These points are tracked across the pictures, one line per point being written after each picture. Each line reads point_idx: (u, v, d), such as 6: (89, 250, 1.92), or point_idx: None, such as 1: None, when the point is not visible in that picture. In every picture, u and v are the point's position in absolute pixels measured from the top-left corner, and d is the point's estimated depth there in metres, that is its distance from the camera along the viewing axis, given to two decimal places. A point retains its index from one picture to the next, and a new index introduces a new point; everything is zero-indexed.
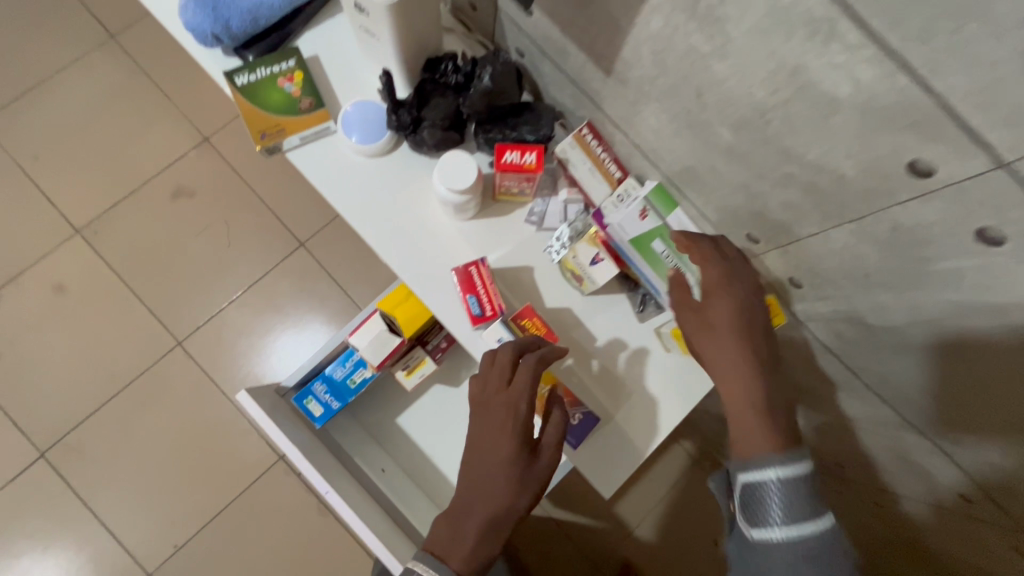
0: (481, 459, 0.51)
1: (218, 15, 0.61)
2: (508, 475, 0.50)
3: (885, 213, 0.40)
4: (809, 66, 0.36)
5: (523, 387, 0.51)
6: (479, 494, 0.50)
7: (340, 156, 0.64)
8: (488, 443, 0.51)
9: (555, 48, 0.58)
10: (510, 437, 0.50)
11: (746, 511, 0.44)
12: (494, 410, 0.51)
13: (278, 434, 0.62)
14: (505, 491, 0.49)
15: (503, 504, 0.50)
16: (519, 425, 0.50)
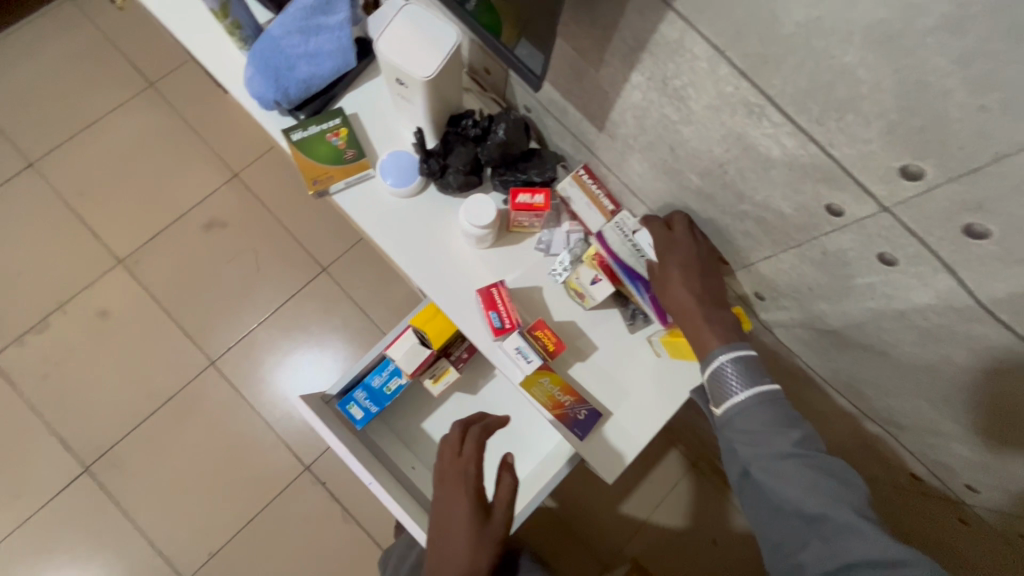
0: (447, 528, 0.64)
1: (279, 85, 0.74)
2: (467, 529, 0.63)
3: (816, 241, 0.52)
4: (749, 134, 0.48)
5: (470, 454, 0.67)
6: (449, 561, 0.62)
7: (379, 197, 0.77)
8: (450, 514, 0.65)
9: (557, 107, 0.71)
10: (463, 501, 0.65)
11: (713, 390, 0.62)
12: (451, 481, 0.67)
13: (328, 433, 0.74)
14: (465, 550, 0.62)
15: (465, 557, 0.62)
16: (469, 486, 0.66)
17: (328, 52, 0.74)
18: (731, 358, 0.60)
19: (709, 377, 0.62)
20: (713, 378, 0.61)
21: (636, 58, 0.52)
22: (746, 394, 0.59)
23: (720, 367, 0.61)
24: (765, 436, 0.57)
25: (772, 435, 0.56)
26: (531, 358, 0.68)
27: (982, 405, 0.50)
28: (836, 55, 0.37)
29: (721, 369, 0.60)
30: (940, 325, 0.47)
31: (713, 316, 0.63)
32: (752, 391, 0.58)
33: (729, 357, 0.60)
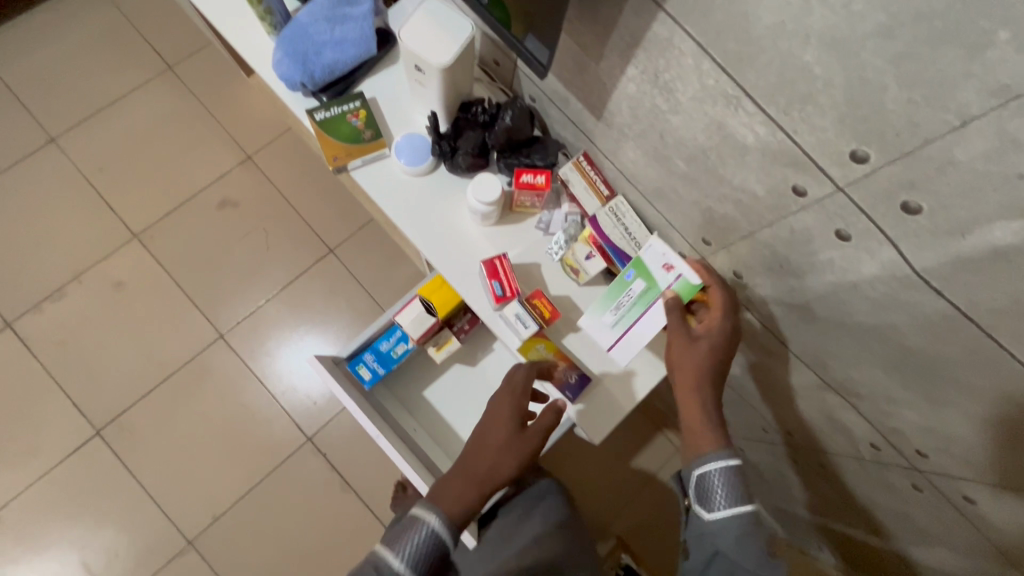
0: (486, 433, 0.73)
1: (306, 68, 0.80)
2: (502, 443, 0.71)
3: (784, 221, 0.59)
4: (728, 123, 0.55)
5: (521, 382, 0.74)
6: (476, 457, 0.71)
7: (393, 176, 0.83)
8: (492, 422, 0.73)
9: (560, 97, 0.78)
10: (508, 413, 0.73)
11: (697, 486, 0.66)
12: (502, 396, 0.74)
13: (339, 390, 0.81)
14: (494, 456, 0.71)
15: (493, 465, 0.70)
16: (520, 405, 0.73)
17: (352, 40, 0.81)
18: (725, 471, 0.65)
19: (697, 477, 0.66)
20: (697, 477, 0.66)
21: (632, 53, 0.59)
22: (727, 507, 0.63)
23: (708, 472, 0.65)
24: (725, 521, 0.63)
25: (734, 521, 0.63)
26: (528, 324, 0.75)
27: (924, 368, 0.57)
28: (797, 54, 0.44)
29: (708, 476, 0.65)
30: (888, 294, 0.54)
31: (709, 394, 0.69)
32: (731, 499, 0.64)
33: (722, 467, 0.65)
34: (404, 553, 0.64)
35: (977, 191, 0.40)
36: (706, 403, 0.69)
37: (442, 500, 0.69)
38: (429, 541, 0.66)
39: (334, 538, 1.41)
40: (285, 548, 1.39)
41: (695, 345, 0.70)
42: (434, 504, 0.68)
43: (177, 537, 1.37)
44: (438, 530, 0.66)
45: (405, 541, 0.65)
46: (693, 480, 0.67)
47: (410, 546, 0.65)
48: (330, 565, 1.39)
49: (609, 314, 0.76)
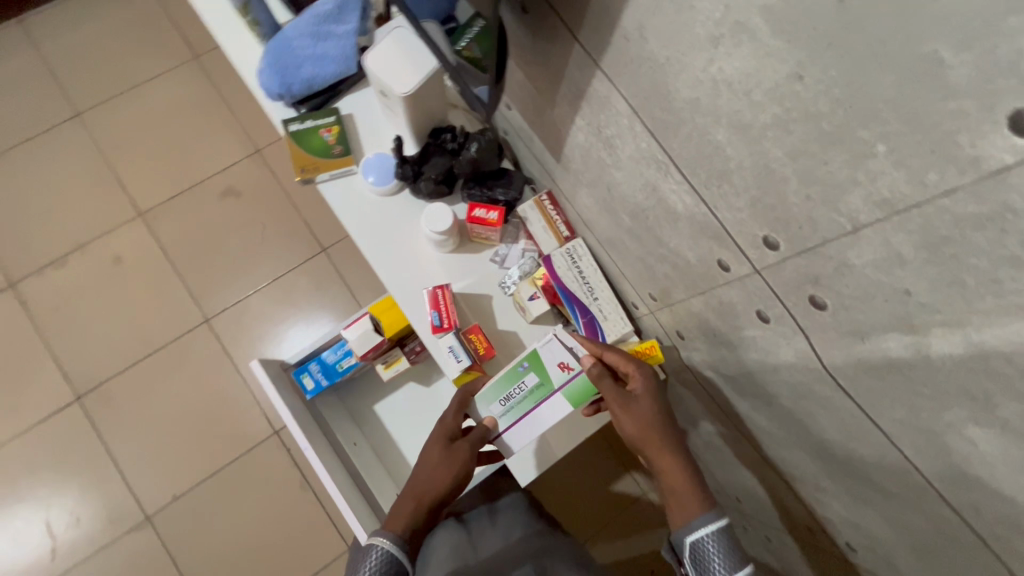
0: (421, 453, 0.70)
1: (285, 81, 0.82)
2: (429, 460, 0.68)
3: (713, 291, 0.57)
4: (661, 187, 0.54)
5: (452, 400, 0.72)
6: (414, 478, 0.68)
7: (357, 192, 0.84)
8: (426, 443, 0.70)
9: (526, 135, 0.78)
10: (437, 429, 0.70)
11: (690, 553, 0.60)
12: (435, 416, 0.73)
13: (276, 397, 0.81)
14: (423, 474, 0.68)
15: (422, 483, 0.67)
16: (448, 422, 0.70)
17: (333, 57, 0.82)
18: (716, 536, 0.59)
19: (691, 543, 0.60)
20: (689, 544, 0.60)
21: (579, 104, 0.59)
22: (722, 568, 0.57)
23: (699, 535, 0.59)
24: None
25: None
26: (461, 358, 0.75)
27: (842, 462, 0.55)
28: (711, 133, 0.43)
29: (703, 542, 0.59)
30: (804, 383, 0.52)
31: (672, 442, 0.65)
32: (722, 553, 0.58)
33: (712, 531, 0.59)
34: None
35: (873, 299, 0.38)
36: (667, 455, 0.64)
37: (391, 522, 0.65)
38: (383, 564, 0.62)
39: (286, 535, 1.42)
40: (237, 538, 1.41)
41: (634, 407, 0.65)
42: (384, 529, 0.65)
43: (136, 511, 1.40)
44: (389, 549, 0.62)
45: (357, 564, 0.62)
46: (685, 545, 0.61)
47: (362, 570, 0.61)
48: (278, 560, 1.40)
49: (496, 405, 0.71)
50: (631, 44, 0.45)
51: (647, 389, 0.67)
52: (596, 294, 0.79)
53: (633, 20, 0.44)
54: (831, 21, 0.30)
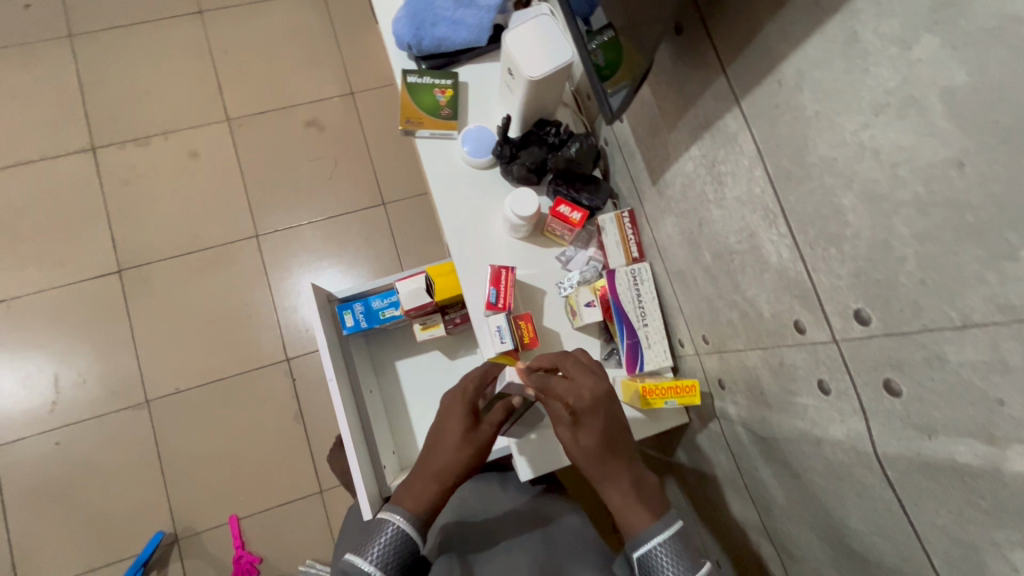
0: (437, 430, 0.69)
1: (417, 33, 0.85)
2: (454, 439, 0.67)
3: (776, 349, 0.58)
4: (759, 235, 0.55)
5: (474, 375, 0.72)
6: (433, 457, 0.67)
7: (451, 158, 0.87)
8: (444, 421, 0.69)
9: (628, 150, 0.79)
10: (459, 407, 0.69)
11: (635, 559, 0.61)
12: (451, 391, 0.71)
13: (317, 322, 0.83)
14: (447, 451, 0.67)
15: (445, 461, 0.66)
16: (468, 404, 0.69)
17: (468, 25, 0.85)
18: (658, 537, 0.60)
19: (641, 560, 0.60)
20: (640, 556, 0.60)
21: (700, 134, 0.60)
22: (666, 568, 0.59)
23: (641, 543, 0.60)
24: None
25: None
26: (506, 341, 0.75)
27: (857, 555, 0.54)
28: (838, 195, 0.44)
29: (654, 554, 0.59)
30: (844, 464, 0.52)
31: (615, 463, 0.64)
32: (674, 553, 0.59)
33: (655, 533, 0.60)
34: (373, 554, 0.60)
35: (956, 397, 0.38)
36: (615, 474, 0.63)
37: (407, 499, 0.65)
38: (397, 543, 0.61)
39: (267, 459, 1.44)
40: (222, 447, 1.44)
41: (574, 430, 0.64)
42: (398, 505, 0.64)
43: (139, 393, 1.45)
44: (404, 528, 0.62)
45: (371, 541, 0.61)
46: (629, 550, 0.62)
47: (375, 548, 0.61)
48: (252, 481, 1.43)
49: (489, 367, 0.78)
50: (783, 90, 0.46)
51: (585, 407, 0.63)
52: (648, 319, 0.79)
53: (794, 66, 0.44)
54: (1015, 119, 0.31)
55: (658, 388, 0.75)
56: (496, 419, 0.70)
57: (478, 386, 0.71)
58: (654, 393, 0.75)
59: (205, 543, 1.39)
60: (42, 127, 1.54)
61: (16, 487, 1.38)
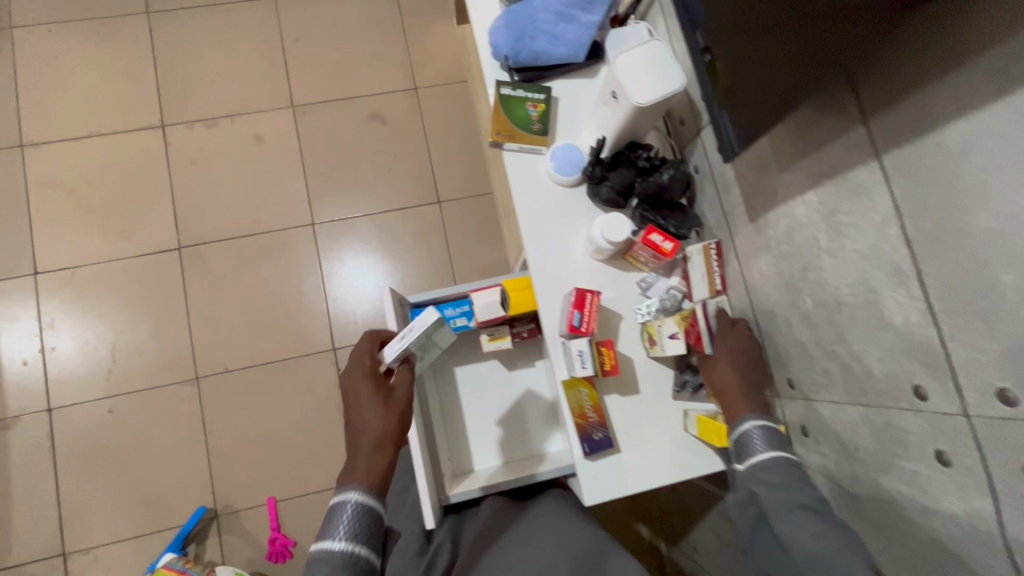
0: (356, 411, 0.72)
1: (515, 46, 0.85)
2: (371, 404, 0.71)
3: (883, 409, 0.56)
4: (881, 293, 0.53)
5: (364, 353, 0.76)
6: (362, 435, 0.70)
7: (537, 174, 0.87)
8: (356, 399, 0.72)
9: (723, 181, 0.78)
10: (365, 384, 0.72)
11: (737, 449, 0.68)
12: (351, 373, 0.74)
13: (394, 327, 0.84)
14: (374, 419, 0.70)
15: (377, 428, 0.70)
16: (376, 377, 0.73)
17: (568, 40, 0.84)
18: (759, 422, 0.67)
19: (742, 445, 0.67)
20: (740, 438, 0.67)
21: (819, 181, 0.58)
22: (767, 458, 0.64)
23: (744, 428, 0.67)
24: (787, 498, 0.61)
25: (797, 493, 0.61)
26: (587, 366, 0.75)
27: None
28: (996, 271, 0.42)
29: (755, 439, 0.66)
30: (957, 539, 0.50)
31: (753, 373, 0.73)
32: (775, 455, 0.64)
33: (757, 422, 0.67)
34: (342, 533, 0.64)
35: None
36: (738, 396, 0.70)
37: (356, 477, 0.67)
38: (360, 515, 0.65)
39: (308, 445, 1.47)
40: (265, 430, 1.47)
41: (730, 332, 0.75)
42: (349, 488, 0.66)
43: (190, 369, 1.48)
44: (365, 502, 0.65)
45: (334, 524, 0.64)
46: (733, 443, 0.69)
47: (341, 529, 0.64)
48: (291, 466, 1.46)
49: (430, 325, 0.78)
50: (942, 154, 0.45)
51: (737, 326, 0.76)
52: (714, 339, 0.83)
53: (961, 133, 0.43)
54: None
55: None
56: (405, 380, 0.75)
57: (377, 358, 0.76)
58: None
59: (243, 521, 1.42)
60: (117, 101, 1.58)
61: (67, 450, 1.42)
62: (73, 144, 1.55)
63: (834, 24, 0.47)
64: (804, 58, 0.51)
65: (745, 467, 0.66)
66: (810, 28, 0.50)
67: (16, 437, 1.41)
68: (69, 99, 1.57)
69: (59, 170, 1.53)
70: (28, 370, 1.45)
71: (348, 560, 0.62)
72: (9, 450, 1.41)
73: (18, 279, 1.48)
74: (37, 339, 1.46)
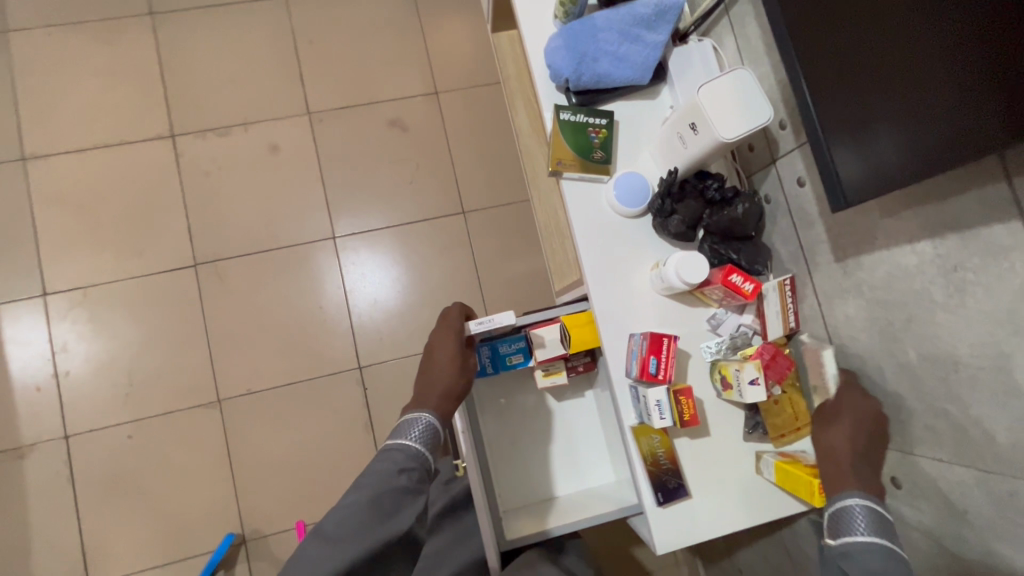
0: (434, 358, 0.80)
1: (578, 68, 0.79)
2: (451, 363, 0.79)
3: (1008, 477, 0.53)
4: (1015, 359, 0.50)
5: (455, 316, 0.84)
6: (434, 380, 0.78)
7: (598, 205, 0.82)
8: (439, 347, 0.81)
9: (803, 216, 0.73)
10: (451, 342, 0.81)
11: (831, 525, 0.65)
12: (440, 330, 0.82)
13: None
14: (450, 375, 0.78)
15: (449, 383, 0.78)
16: (460, 335, 0.81)
17: (633, 62, 0.79)
18: (866, 503, 0.63)
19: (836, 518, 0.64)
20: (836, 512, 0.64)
21: (936, 233, 0.55)
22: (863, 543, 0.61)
23: (847, 505, 0.64)
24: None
25: None
26: (665, 416, 0.71)
27: None
28: None
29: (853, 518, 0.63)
30: None
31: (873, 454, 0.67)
32: (876, 541, 0.61)
33: (863, 501, 0.63)
34: (415, 435, 0.74)
35: None
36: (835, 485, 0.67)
37: (427, 405, 0.76)
38: (430, 432, 0.74)
39: (335, 468, 1.43)
40: (291, 453, 1.42)
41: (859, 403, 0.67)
42: (418, 417, 0.75)
43: (212, 391, 1.43)
44: (435, 422, 0.75)
45: (409, 428, 0.74)
46: (828, 517, 0.65)
47: (414, 434, 0.73)
48: (320, 489, 1.42)
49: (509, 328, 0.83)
50: None
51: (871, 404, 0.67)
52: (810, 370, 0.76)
53: None
54: None
55: None
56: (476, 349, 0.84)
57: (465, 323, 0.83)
58: None
59: (272, 546, 1.38)
60: (122, 110, 1.49)
61: (86, 478, 1.37)
62: (78, 156, 1.47)
63: (941, 133, 0.49)
64: (881, 130, 0.53)
65: (838, 544, 0.63)
66: (919, 109, 0.50)
67: (33, 466, 1.36)
68: (72, 108, 1.48)
69: (66, 185, 1.46)
70: (41, 396, 1.39)
71: (417, 457, 0.72)
72: (26, 479, 1.35)
73: (27, 300, 1.42)
74: (49, 363, 1.40)
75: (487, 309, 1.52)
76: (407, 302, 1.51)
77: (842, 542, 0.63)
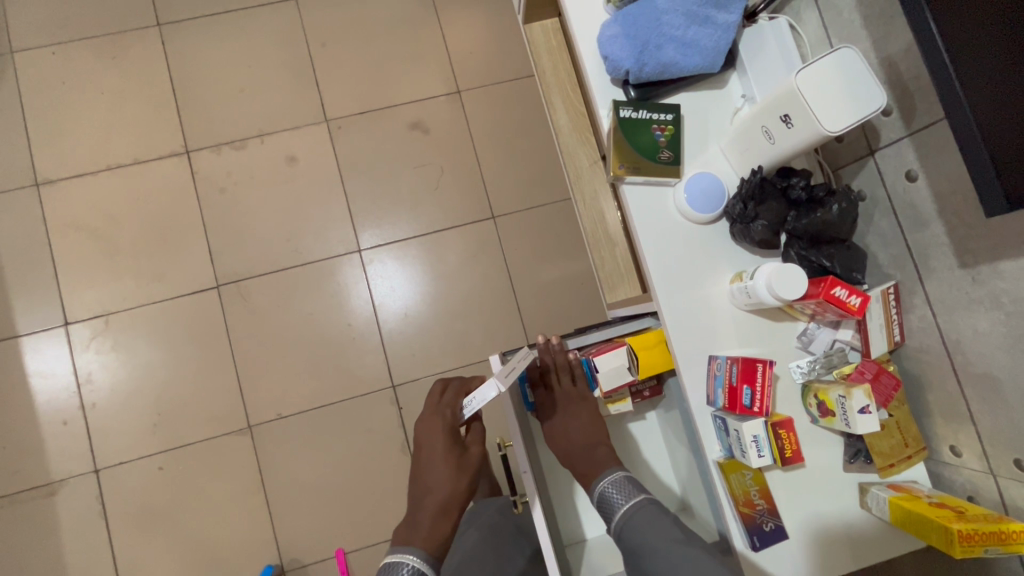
0: (426, 458, 0.69)
1: (640, 58, 0.70)
2: (446, 463, 0.68)
3: None
4: None
5: (449, 398, 0.73)
6: (431, 489, 0.67)
7: (665, 210, 0.73)
8: (429, 442, 0.70)
9: (913, 215, 0.64)
10: (440, 435, 0.70)
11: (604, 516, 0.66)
12: (427, 420, 0.72)
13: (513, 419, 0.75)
14: (445, 477, 0.67)
15: (446, 489, 0.67)
16: (453, 422, 0.71)
17: (702, 48, 0.69)
18: (612, 476, 0.67)
19: (608, 509, 0.66)
20: (609, 511, 0.65)
21: None
22: (626, 505, 0.64)
23: (603, 488, 0.67)
24: (654, 536, 0.60)
25: (663, 527, 0.61)
26: (764, 454, 0.65)
27: None
28: None
29: (606, 491, 0.66)
30: None
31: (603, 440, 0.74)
32: None
33: (611, 476, 0.68)
34: None
35: None
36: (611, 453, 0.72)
37: (416, 533, 0.64)
38: None
39: (371, 492, 1.35)
40: (325, 477, 1.35)
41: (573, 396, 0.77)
42: (410, 543, 0.63)
43: (241, 419, 1.36)
44: (422, 567, 0.61)
45: None
46: (600, 510, 0.67)
47: None
48: (359, 514, 1.34)
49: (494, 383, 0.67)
50: None
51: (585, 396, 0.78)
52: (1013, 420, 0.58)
53: None
54: None
55: (977, 531, 0.56)
56: (477, 439, 0.73)
57: (459, 408, 0.72)
58: (972, 537, 0.56)
59: None
60: (135, 128, 1.43)
61: (119, 512, 1.32)
62: (92, 179, 1.41)
63: None
64: (977, 102, 0.47)
65: (618, 533, 0.64)
66: None
67: (63, 503, 1.31)
68: (84, 130, 1.42)
69: (82, 210, 1.40)
70: (68, 431, 1.34)
71: None
72: (58, 516, 1.31)
73: (48, 332, 1.37)
74: (75, 392, 1.36)
75: (524, 318, 1.43)
76: (439, 315, 1.43)
77: (614, 523, 0.64)
